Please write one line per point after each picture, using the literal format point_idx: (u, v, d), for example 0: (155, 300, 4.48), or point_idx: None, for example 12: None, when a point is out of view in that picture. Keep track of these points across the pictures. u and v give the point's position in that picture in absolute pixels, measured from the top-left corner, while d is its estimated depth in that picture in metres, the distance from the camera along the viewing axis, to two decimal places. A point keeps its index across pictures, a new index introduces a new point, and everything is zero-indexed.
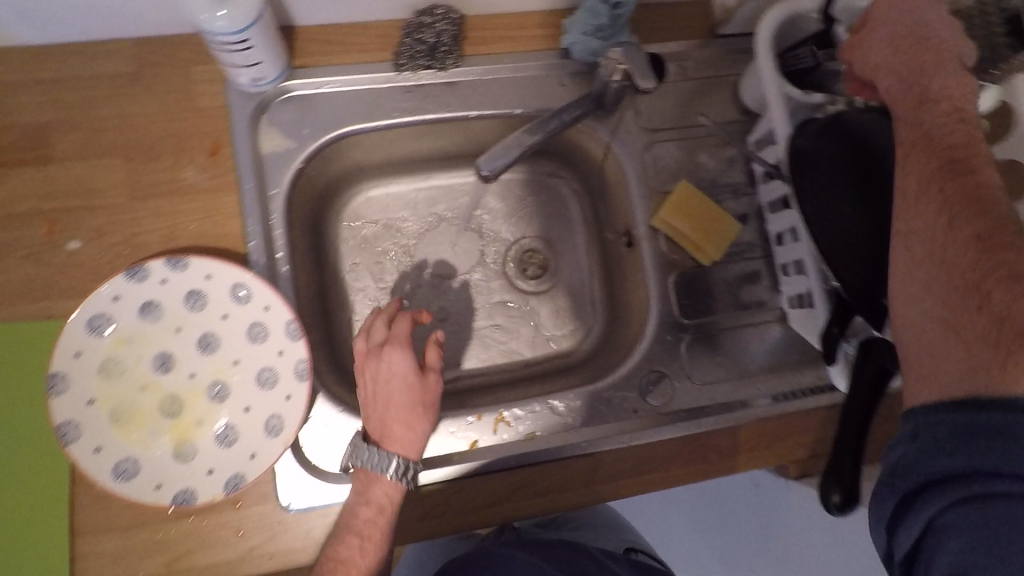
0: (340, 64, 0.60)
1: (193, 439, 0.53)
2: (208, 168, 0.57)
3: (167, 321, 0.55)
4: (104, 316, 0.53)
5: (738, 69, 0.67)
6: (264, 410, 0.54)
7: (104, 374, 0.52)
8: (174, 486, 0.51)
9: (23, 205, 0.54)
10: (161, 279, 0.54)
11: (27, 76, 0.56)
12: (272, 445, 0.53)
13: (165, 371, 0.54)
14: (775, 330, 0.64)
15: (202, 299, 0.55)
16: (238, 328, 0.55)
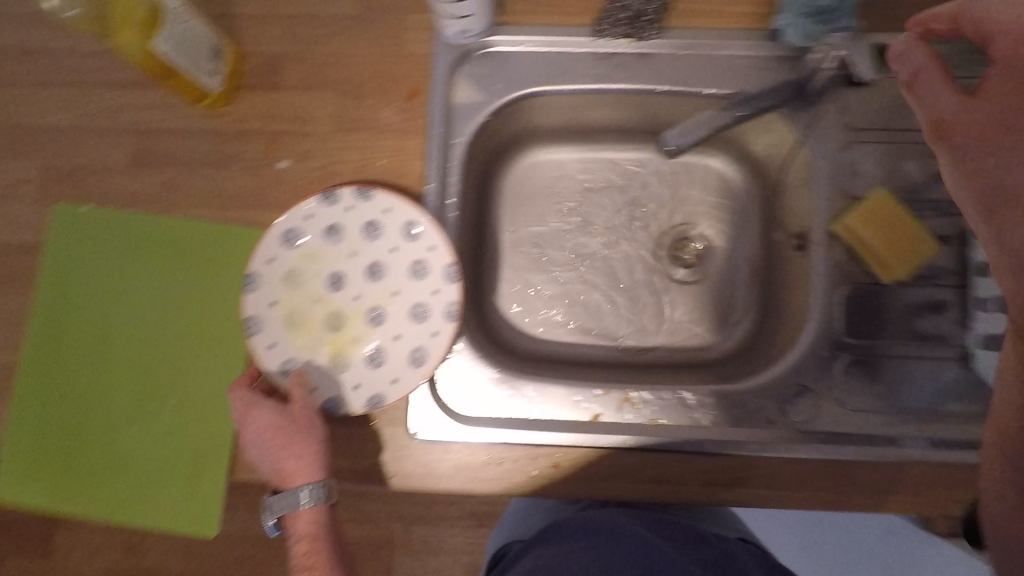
0: (540, 24, 0.61)
1: (348, 355, 0.58)
2: (405, 110, 0.61)
3: (345, 245, 0.60)
4: (297, 231, 0.59)
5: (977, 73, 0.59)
6: (414, 341, 0.58)
7: (288, 283, 0.59)
8: (327, 392, 0.57)
9: (251, 123, 0.62)
10: (348, 206, 0.59)
11: (271, 10, 0.63)
12: (413, 374, 0.57)
13: (336, 289, 0.60)
14: (953, 371, 0.58)
15: (378, 230, 0.60)
16: (404, 262, 0.59)
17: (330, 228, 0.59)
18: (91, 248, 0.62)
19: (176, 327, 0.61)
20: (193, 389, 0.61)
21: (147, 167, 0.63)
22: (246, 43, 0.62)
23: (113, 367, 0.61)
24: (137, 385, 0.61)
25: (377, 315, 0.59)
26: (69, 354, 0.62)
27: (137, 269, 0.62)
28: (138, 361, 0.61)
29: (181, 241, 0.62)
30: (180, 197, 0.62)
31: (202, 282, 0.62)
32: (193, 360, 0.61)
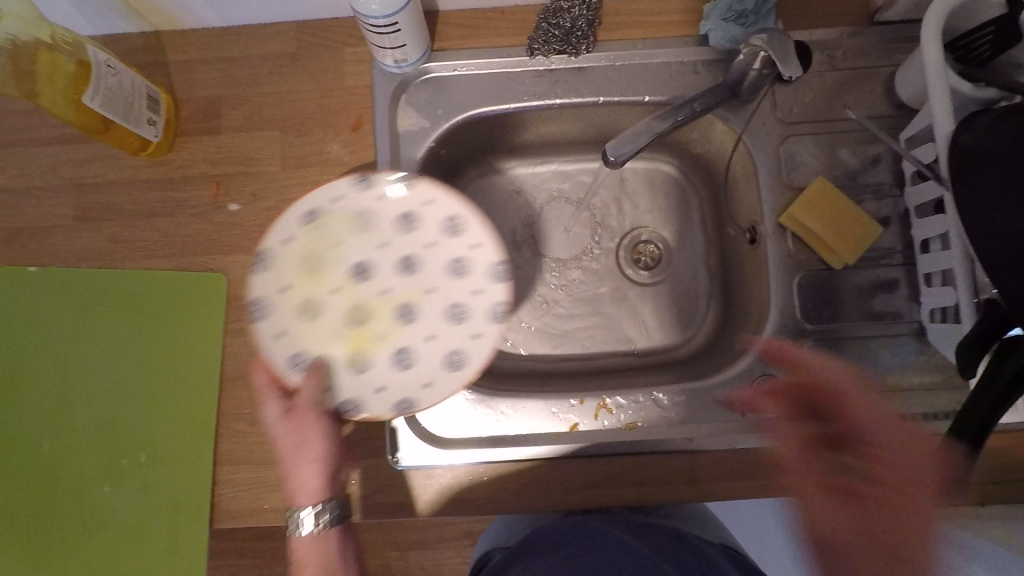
0: (476, 48, 0.62)
1: (372, 353, 0.50)
2: (352, 143, 0.62)
3: (374, 234, 0.51)
4: (329, 205, 0.51)
5: (896, 60, 0.61)
6: (448, 342, 0.51)
7: (358, 274, 0.50)
8: (344, 393, 0.50)
9: (196, 169, 0.62)
10: (380, 193, 0.51)
11: (207, 54, 0.63)
12: (410, 373, 0.50)
13: (362, 278, 0.50)
14: (911, 345, 0.59)
15: (415, 223, 0.51)
16: (442, 257, 0.51)
17: (359, 183, 0.51)
18: (39, 313, 0.60)
19: (136, 384, 0.60)
20: (160, 446, 0.59)
21: (93, 224, 0.61)
22: (185, 90, 0.62)
23: (70, 434, 0.59)
24: (99, 449, 0.59)
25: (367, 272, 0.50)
26: (22, 426, 0.59)
27: (90, 329, 0.60)
28: (98, 423, 0.59)
29: (133, 296, 0.61)
30: (129, 251, 0.61)
31: (161, 335, 0.60)
32: (156, 413, 0.60)
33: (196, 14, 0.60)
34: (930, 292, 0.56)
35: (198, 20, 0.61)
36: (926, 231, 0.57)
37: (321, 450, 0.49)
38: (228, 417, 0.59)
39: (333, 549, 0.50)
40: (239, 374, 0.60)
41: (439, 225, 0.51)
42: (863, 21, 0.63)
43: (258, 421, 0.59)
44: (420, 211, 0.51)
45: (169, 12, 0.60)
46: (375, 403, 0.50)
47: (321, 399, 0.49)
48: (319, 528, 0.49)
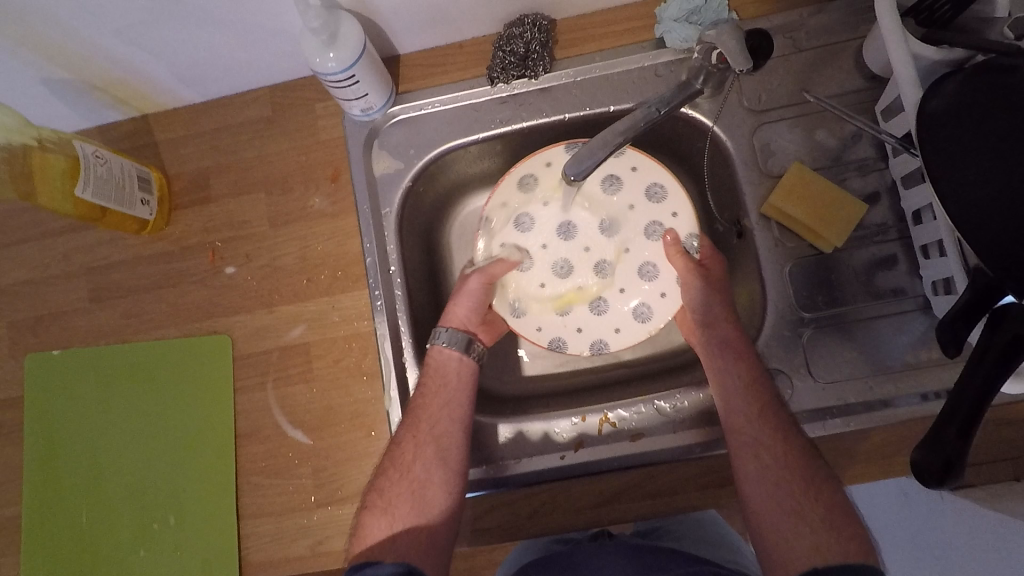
0: (439, 86, 0.64)
1: (574, 303, 0.64)
2: (332, 193, 0.64)
3: (584, 194, 0.64)
4: (533, 176, 0.64)
5: (862, 32, 0.60)
6: (638, 296, 0.63)
7: (518, 227, 0.64)
8: (551, 332, 0.63)
9: (193, 239, 0.65)
10: (596, 160, 0.63)
11: (191, 130, 0.66)
12: (635, 328, 0.62)
13: (568, 238, 0.64)
14: (918, 320, 0.57)
15: (615, 184, 0.63)
16: (642, 211, 0.63)
17: (523, 184, 0.64)
18: (68, 393, 0.65)
19: (161, 449, 0.63)
20: (188, 506, 0.62)
21: (106, 302, 0.65)
22: (175, 166, 0.66)
23: (108, 503, 0.63)
24: (134, 514, 0.62)
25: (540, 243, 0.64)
26: (64, 501, 0.63)
27: (113, 402, 0.64)
28: (131, 490, 0.63)
29: (148, 367, 0.64)
30: (140, 324, 0.65)
31: (178, 400, 0.64)
32: (180, 476, 0.62)
33: (175, 94, 0.64)
34: (928, 264, 0.54)
35: (178, 99, 0.65)
36: (915, 203, 0.55)
37: (476, 288, 0.62)
38: (246, 472, 0.61)
39: (460, 370, 0.58)
40: (252, 429, 0.62)
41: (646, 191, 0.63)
42: None
43: (276, 472, 0.61)
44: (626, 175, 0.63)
45: (150, 96, 0.63)
46: (543, 334, 0.63)
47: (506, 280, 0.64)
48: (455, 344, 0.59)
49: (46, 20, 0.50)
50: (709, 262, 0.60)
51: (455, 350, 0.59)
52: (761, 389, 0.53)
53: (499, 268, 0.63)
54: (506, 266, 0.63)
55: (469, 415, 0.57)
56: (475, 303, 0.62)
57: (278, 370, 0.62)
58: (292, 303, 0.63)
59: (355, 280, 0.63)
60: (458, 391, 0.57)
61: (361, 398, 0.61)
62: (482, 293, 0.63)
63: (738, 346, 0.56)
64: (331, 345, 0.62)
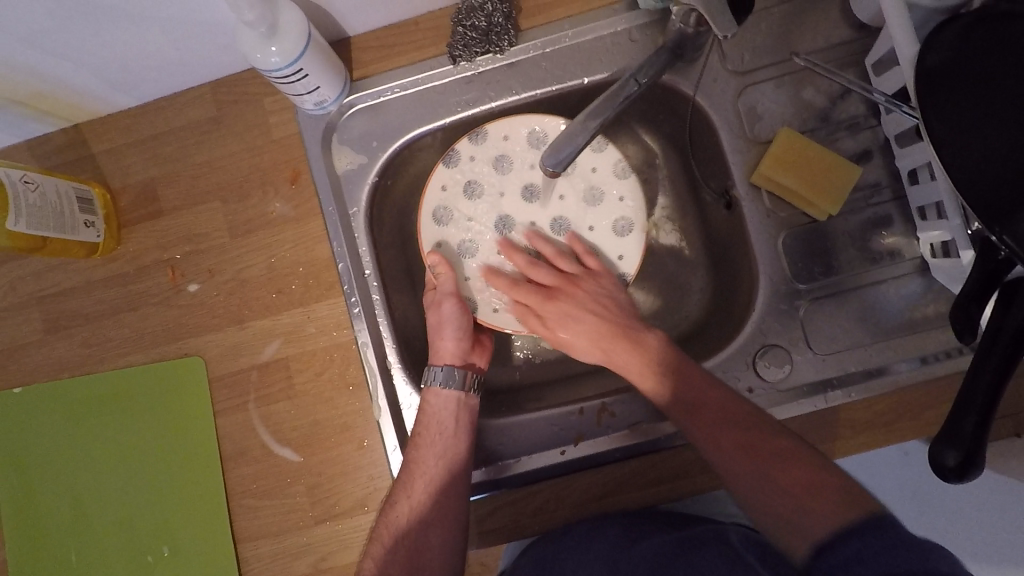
0: (395, 69, 0.58)
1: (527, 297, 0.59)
2: (292, 196, 0.59)
3: (490, 189, 0.59)
4: (444, 207, 0.59)
5: None
6: (608, 219, 0.59)
7: (465, 252, 0.59)
8: None
9: (148, 257, 0.60)
10: (470, 156, 0.59)
11: (130, 138, 0.60)
12: (630, 242, 0.59)
13: (507, 231, 0.59)
14: (916, 281, 0.55)
15: (478, 187, 0.59)
16: (520, 179, 0.59)
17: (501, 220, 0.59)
18: (36, 431, 0.61)
19: (143, 478, 0.60)
20: (180, 532, 0.60)
21: (63, 333, 0.61)
22: (118, 179, 0.60)
23: (95, 538, 0.60)
24: (124, 548, 0.60)
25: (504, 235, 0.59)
26: (49, 541, 0.60)
27: (86, 435, 0.61)
28: (118, 523, 0.60)
29: (120, 396, 0.60)
30: (104, 352, 0.61)
31: (156, 427, 0.60)
32: (167, 504, 0.60)
33: (106, 100, 0.58)
34: (926, 225, 0.52)
35: (111, 104, 0.59)
36: (912, 161, 0.52)
37: (452, 313, 0.57)
38: (237, 496, 0.59)
39: (459, 413, 0.56)
40: (238, 452, 0.59)
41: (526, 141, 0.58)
42: None
43: (269, 493, 0.59)
44: (505, 147, 0.58)
45: (78, 105, 0.57)
46: (506, 318, 0.59)
47: (457, 281, 0.57)
48: (449, 384, 0.56)
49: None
50: (584, 281, 0.57)
51: (453, 389, 0.56)
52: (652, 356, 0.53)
53: (450, 280, 0.57)
54: (449, 270, 0.57)
55: (470, 441, 0.55)
56: (459, 330, 0.57)
57: (259, 390, 0.59)
58: (265, 317, 0.59)
59: (328, 288, 0.59)
60: (457, 435, 0.55)
61: (347, 410, 0.59)
62: (460, 315, 0.57)
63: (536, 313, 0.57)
64: (311, 359, 0.59)
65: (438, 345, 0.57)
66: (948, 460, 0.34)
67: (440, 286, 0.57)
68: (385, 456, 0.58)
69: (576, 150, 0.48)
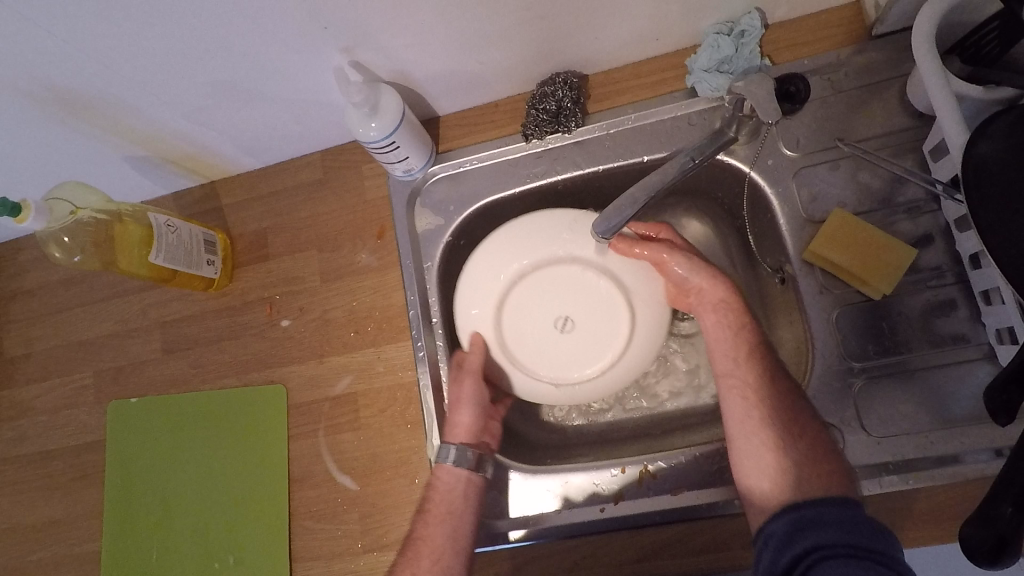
0: (475, 144, 0.66)
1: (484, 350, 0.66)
2: (377, 249, 0.67)
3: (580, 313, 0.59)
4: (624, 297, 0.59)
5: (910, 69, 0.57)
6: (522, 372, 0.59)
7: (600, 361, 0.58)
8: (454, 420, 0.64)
9: (253, 294, 0.70)
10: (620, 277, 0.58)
11: (252, 193, 0.72)
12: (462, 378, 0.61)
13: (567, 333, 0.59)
14: (984, 370, 0.53)
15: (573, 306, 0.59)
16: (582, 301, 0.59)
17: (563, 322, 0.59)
18: (142, 437, 0.70)
19: (223, 489, 0.67)
20: (245, 545, 0.65)
21: (176, 354, 0.71)
22: (237, 227, 0.71)
23: (175, 541, 0.67)
24: (198, 552, 0.66)
25: (536, 340, 0.59)
26: (138, 538, 0.68)
27: (181, 446, 0.69)
28: (197, 529, 0.67)
29: (213, 414, 0.69)
30: (207, 374, 0.70)
31: (239, 444, 0.68)
32: (238, 517, 0.66)
33: (236, 161, 0.69)
34: (990, 311, 0.51)
35: (241, 165, 0.71)
36: (971, 247, 0.52)
37: (472, 392, 0.60)
38: (299, 516, 0.64)
39: (467, 488, 0.58)
40: (304, 475, 0.65)
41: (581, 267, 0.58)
42: (861, 38, 0.59)
43: (327, 517, 0.64)
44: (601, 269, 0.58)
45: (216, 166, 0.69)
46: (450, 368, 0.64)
47: (486, 363, 0.60)
48: (460, 463, 0.58)
49: (127, 108, 0.57)
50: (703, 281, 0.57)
51: (464, 468, 0.58)
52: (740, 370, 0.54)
53: (476, 358, 0.59)
54: (481, 350, 0.59)
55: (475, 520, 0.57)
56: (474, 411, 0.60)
57: (329, 419, 0.65)
58: (341, 354, 0.66)
59: (399, 332, 0.65)
60: (462, 517, 0.57)
61: (404, 446, 0.63)
62: (481, 395, 0.60)
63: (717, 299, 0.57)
64: (377, 395, 0.65)
65: (455, 424, 0.60)
66: (984, 543, 0.34)
67: (468, 363, 0.60)
68: None
69: (626, 215, 0.52)
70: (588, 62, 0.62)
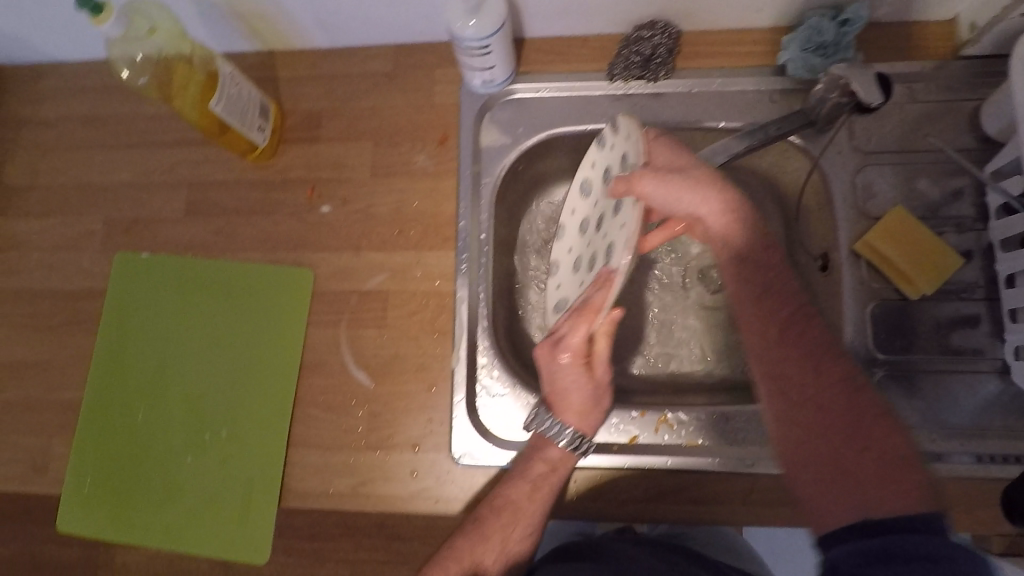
0: (556, 72, 0.66)
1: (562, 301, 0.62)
2: (435, 155, 0.66)
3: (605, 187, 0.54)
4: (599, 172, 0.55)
5: (984, 94, 0.60)
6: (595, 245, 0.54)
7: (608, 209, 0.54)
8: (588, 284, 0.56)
9: (294, 174, 0.67)
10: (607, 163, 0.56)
11: (313, 72, 0.69)
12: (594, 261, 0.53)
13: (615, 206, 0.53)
14: (993, 384, 0.57)
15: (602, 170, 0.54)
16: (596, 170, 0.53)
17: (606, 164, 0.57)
18: (147, 294, 0.67)
19: (226, 366, 0.65)
20: (241, 425, 0.63)
21: (200, 218, 0.68)
22: (291, 103, 0.69)
23: (164, 404, 0.65)
24: (189, 424, 0.64)
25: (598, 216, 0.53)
26: (125, 398, 0.65)
27: (188, 311, 0.66)
28: (190, 396, 0.64)
29: (231, 285, 0.66)
30: (230, 245, 0.67)
31: (251, 320, 0.65)
32: (239, 393, 0.64)
33: (306, 34, 0.67)
34: (1016, 329, 0.55)
35: (309, 40, 0.68)
36: (1013, 266, 0.55)
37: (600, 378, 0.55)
38: (304, 403, 0.63)
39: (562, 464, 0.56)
40: (318, 363, 0.64)
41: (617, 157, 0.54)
42: (946, 56, 0.61)
43: (333, 408, 0.63)
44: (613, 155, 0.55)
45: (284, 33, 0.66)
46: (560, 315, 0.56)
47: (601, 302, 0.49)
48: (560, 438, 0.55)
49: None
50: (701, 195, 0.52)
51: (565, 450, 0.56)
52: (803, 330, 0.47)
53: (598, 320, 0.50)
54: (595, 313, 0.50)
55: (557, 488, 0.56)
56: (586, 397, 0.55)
57: (354, 313, 0.64)
58: (378, 252, 0.65)
59: (443, 241, 0.64)
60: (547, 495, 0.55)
61: (428, 353, 0.63)
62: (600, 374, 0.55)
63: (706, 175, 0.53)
64: (409, 298, 0.64)
65: (566, 404, 0.55)
66: None
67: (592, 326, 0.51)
68: (449, 406, 0.62)
69: (751, 145, 0.55)
70: (689, 16, 0.62)
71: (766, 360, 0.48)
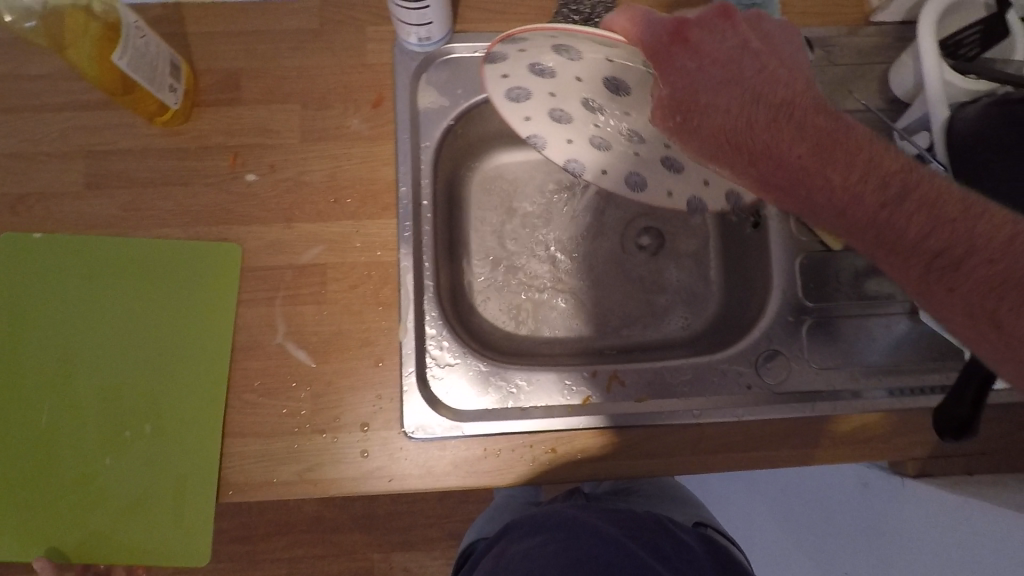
0: (494, 32, 0.64)
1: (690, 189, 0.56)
2: (370, 117, 0.62)
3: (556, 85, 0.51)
4: (519, 91, 0.51)
5: (891, 58, 0.65)
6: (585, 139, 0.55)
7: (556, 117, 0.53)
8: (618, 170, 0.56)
9: (213, 140, 0.62)
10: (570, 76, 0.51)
11: (228, 27, 0.63)
12: (602, 156, 0.56)
13: (563, 122, 0.54)
14: (904, 323, 0.63)
15: (524, 90, 0.51)
16: (528, 85, 0.51)
17: (558, 50, 0.48)
18: (44, 278, 0.59)
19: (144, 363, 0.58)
20: (169, 423, 0.57)
21: (103, 191, 0.60)
22: (204, 61, 0.62)
23: (72, 402, 0.58)
24: (108, 420, 0.57)
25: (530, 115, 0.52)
26: (24, 399, 0.57)
27: (96, 296, 0.59)
28: (103, 389, 0.58)
29: (144, 265, 0.60)
30: (142, 221, 0.61)
31: (172, 303, 0.60)
32: (163, 384, 0.58)
33: None
34: None
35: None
36: None
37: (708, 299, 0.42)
38: (239, 388, 0.58)
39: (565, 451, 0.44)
40: (252, 345, 0.59)
41: (541, 77, 0.50)
42: (857, 23, 0.66)
43: (271, 391, 0.58)
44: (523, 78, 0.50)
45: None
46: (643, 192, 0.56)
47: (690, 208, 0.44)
48: None
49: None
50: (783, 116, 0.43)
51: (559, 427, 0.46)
52: (961, 277, 0.39)
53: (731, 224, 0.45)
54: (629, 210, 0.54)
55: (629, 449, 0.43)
56: None
57: (289, 289, 0.60)
58: (312, 222, 0.61)
59: (384, 209, 0.61)
60: None
61: (372, 327, 0.60)
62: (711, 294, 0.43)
63: (738, 136, 0.43)
64: (349, 271, 0.60)
65: None
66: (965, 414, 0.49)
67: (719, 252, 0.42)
68: (398, 380, 0.59)
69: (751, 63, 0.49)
70: None
71: (944, 309, 0.40)
